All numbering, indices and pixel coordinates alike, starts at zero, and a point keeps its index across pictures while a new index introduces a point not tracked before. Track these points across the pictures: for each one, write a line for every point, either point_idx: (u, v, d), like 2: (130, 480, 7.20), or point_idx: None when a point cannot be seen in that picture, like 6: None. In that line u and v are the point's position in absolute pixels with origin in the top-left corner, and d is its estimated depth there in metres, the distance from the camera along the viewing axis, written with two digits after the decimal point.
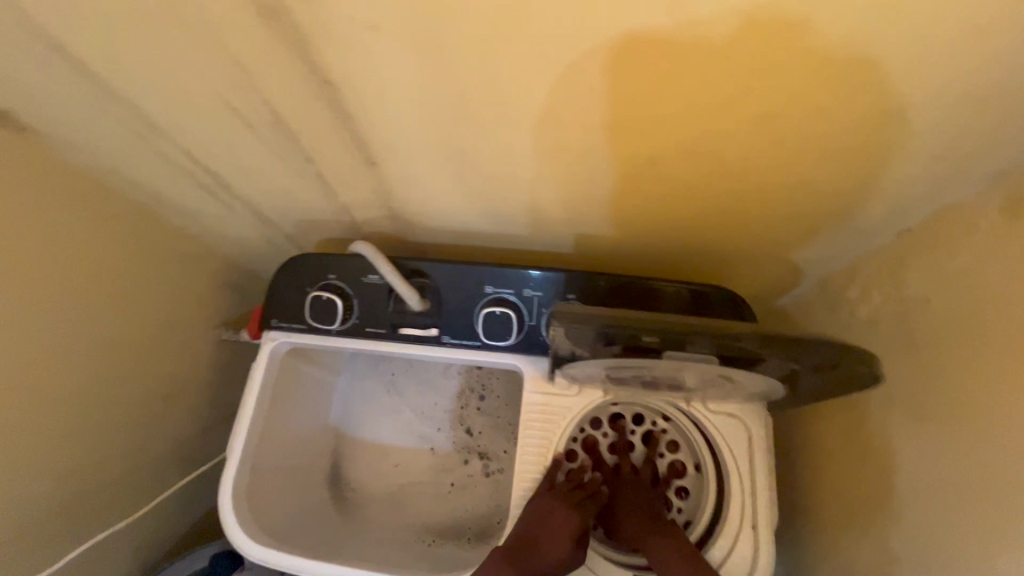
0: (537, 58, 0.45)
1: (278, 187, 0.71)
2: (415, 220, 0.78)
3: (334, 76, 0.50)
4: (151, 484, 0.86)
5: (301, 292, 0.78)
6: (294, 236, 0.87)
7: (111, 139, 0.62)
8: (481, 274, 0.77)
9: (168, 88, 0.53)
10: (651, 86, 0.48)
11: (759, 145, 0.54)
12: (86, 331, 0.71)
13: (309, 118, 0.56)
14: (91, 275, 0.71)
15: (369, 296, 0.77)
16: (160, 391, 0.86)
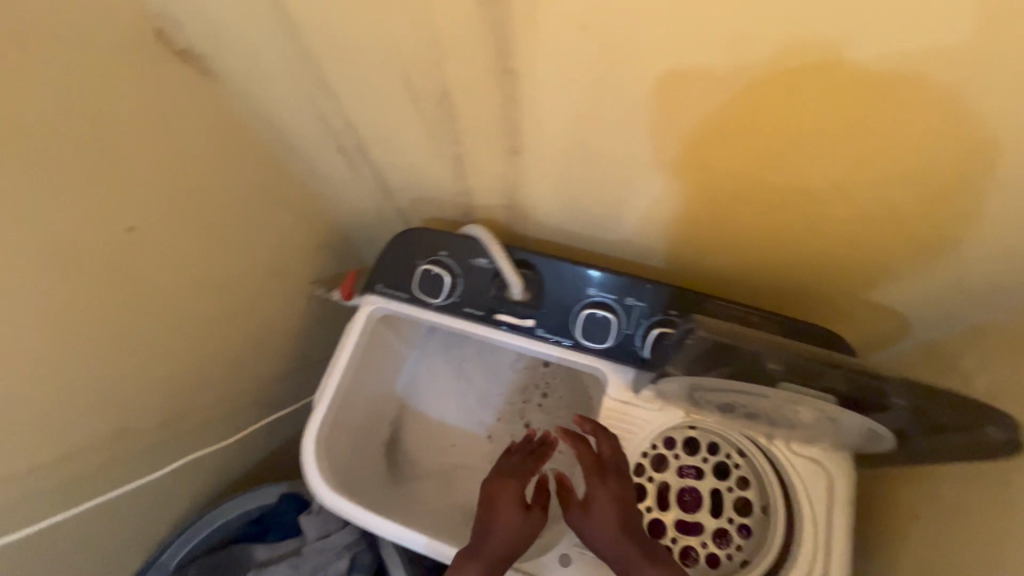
0: (699, 50, 0.43)
1: (401, 157, 0.74)
2: (515, 211, 0.78)
3: (488, 55, 0.50)
4: (225, 416, 0.93)
5: (408, 263, 0.81)
6: (395, 208, 0.91)
7: (273, 93, 0.67)
8: (586, 275, 0.76)
9: (326, 48, 0.56)
10: (810, 96, 0.45)
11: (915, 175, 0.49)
12: (209, 262, 0.78)
13: (452, 93, 0.56)
14: (225, 217, 0.77)
15: (473, 278, 0.78)
16: (254, 330, 0.93)
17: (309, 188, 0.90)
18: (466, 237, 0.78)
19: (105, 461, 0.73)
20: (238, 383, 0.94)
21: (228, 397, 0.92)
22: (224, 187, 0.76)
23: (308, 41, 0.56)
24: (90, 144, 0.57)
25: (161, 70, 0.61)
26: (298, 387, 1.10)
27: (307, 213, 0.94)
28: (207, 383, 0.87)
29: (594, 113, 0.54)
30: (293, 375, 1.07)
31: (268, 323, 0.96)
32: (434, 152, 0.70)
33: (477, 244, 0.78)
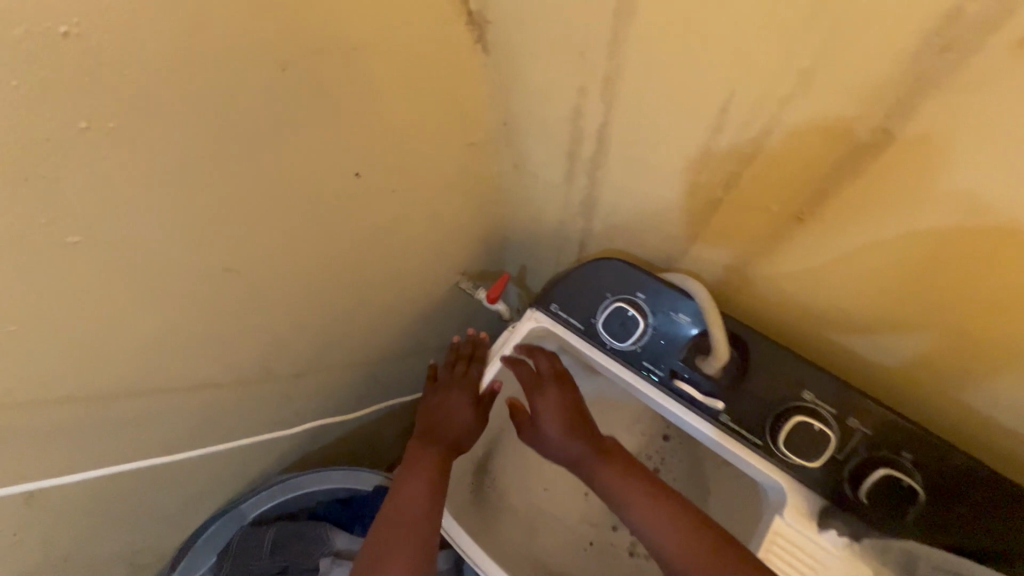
0: None
1: (638, 180, 0.66)
2: (735, 278, 0.69)
3: (864, 108, 0.42)
4: (340, 384, 0.87)
5: (596, 292, 0.72)
6: (584, 229, 0.84)
7: (535, 80, 0.62)
8: (805, 376, 0.64)
9: (647, 54, 0.50)
10: None
11: None
12: (396, 228, 0.74)
13: (769, 135, 0.49)
14: (424, 185, 0.73)
15: (667, 334, 0.69)
16: (395, 305, 0.87)
17: (502, 180, 0.85)
18: (679, 288, 0.68)
19: (235, 402, 0.68)
20: (361, 353, 0.89)
21: (350, 365, 0.87)
22: (438, 156, 0.71)
23: (633, 33, 0.49)
24: (366, 76, 0.52)
25: (449, 23, 0.57)
26: (406, 374, 1.04)
27: (487, 205, 0.89)
28: (340, 346, 0.82)
29: (955, 203, 0.44)
30: (406, 360, 1.02)
31: (408, 302, 0.90)
32: (688, 186, 0.61)
33: (687, 300, 0.68)
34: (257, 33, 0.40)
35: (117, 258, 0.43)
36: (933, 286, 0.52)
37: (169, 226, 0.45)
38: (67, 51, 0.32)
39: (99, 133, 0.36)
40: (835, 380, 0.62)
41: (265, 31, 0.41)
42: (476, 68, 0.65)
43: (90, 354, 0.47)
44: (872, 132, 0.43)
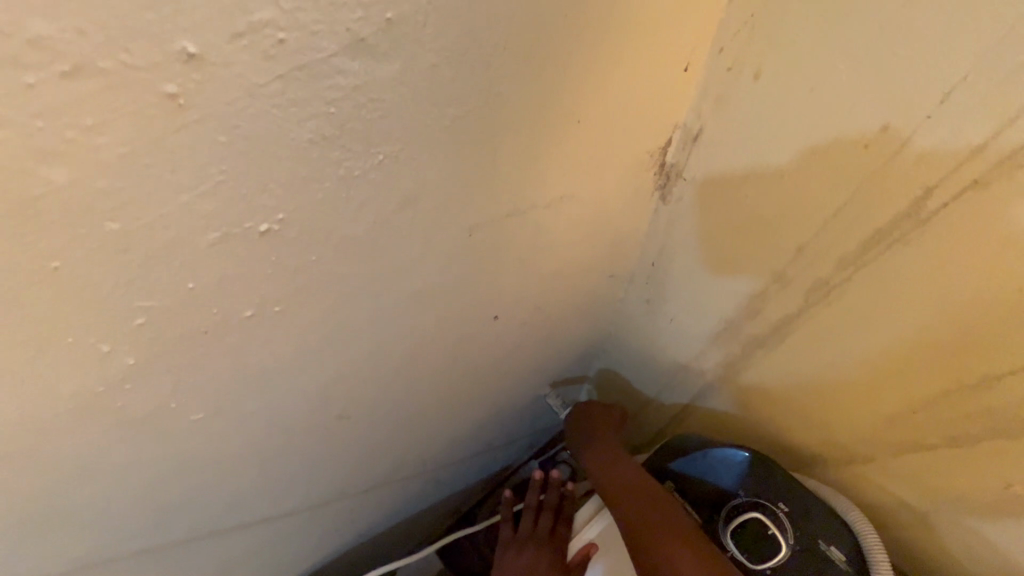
0: None
1: (812, 383, 0.55)
2: (906, 520, 0.56)
3: None
4: (392, 500, 0.77)
5: (723, 487, 0.62)
6: (705, 396, 0.72)
7: (716, 247, 0.53)
8: None
9: (904, 275, 0.40)
10: None
11: None
12: (503, 360, 0.65)
13: None
14: (544, 321, 0.64)
15: (816, 571, 0.55)
16: (473, 425, 0.77)
17: (620, 316, 0.75)
18: (835, 515, 0.57)
19: (285, 531, 0.58)
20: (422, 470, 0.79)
21: (409, 481, 0.78)
22: (571, 294, 0.62)
23: (892, 251, 0.39)
24: (542, 229, 0.45)
25: (639, 176, 0.49)
26: (460, 487, 0.93)
27: (595, 335, 0.79)
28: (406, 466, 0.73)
29: None
30: (465, 473, 0.91)
31: (482, 425, 0.81)
32: (886, 414, 0.50)
33: (845, 534, 0.56)
34: (460, 199, 0.34)
35: (236, 421, 0.36)
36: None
37: (300, 386, 0.38)
38: (262, 245, 0.25)
39: (260, 318, 0.29)
40: None
41: (476, 193, 0.34)
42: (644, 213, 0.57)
43: (172, 508, 0.40)
44: None
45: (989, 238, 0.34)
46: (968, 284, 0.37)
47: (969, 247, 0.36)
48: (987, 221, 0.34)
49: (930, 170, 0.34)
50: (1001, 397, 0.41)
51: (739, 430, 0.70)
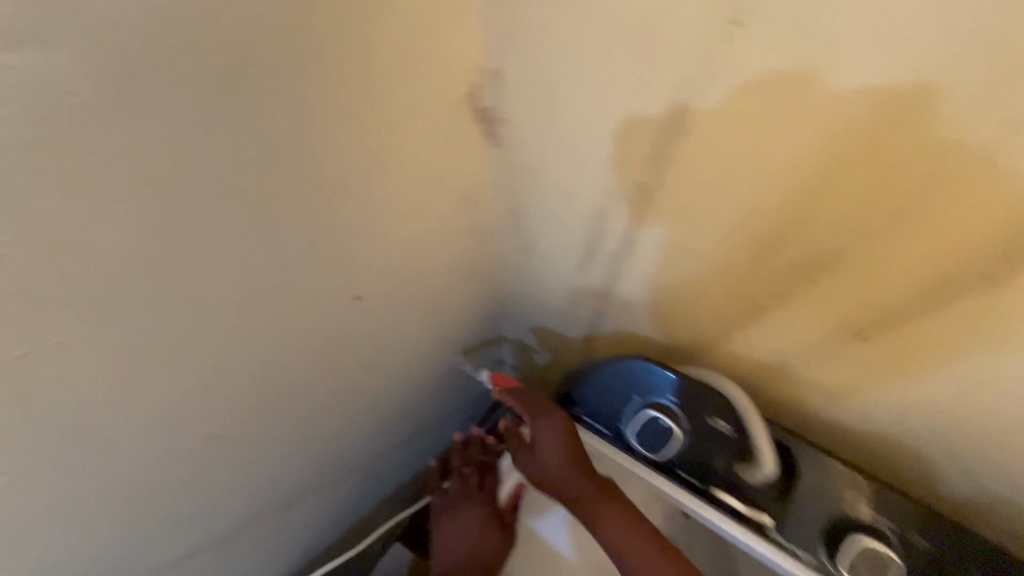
0: None
1: (670, 282, 0.60)
2: (777, 381, 0.63)
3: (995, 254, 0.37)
4: (329, 500, 0.78)
5: (621, 398, 0.67)
6: (602, 323, 0.77)
7: (555, 180, 0.56)
8: (856, 487, 0.59)
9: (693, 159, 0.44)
10: None
11: None
12: (394, 338, 0.66)
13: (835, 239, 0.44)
14: (424, 290, 0.65)
15: (707, 443, 0.63)
16: (391, 410, 0.78)
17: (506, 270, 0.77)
18: (715, 392, 0.63)
19: None
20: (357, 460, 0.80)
21: (347, 476, 0.79)
22: (442, 257, 0.64)
23: (684, 141, 0.44)
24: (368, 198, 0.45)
25: (460, 127, 0.50)
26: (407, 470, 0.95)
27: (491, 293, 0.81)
28: (334, 461, 0.73)
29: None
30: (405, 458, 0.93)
31: (405, 406, 0.82)
32: (728, 288, 0.56)
33: (723, 405, 0.62)
34: None
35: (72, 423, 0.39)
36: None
37: None
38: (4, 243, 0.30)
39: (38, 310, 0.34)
40: (891, 493, 0.58)
41: None
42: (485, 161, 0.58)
43: None
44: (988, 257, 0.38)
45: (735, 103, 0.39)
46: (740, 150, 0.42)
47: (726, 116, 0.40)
48: (741, 94, 0.38)
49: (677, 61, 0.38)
50: (799, 245, 0.47)
51: (634, 344, 0.76)
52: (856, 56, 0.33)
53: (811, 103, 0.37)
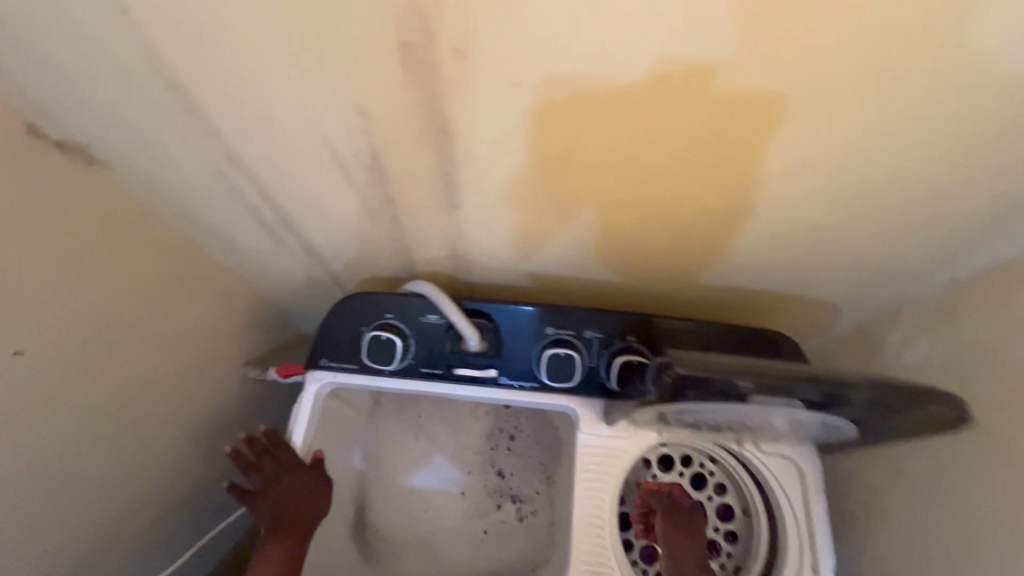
0: (612, 95, 0.44)
1: (331, 222, 0.68)
2: (462, 263, 0.76)
3: (452, 126, 0.48)
4: (164, 530, 0.83)
5: (354, 332, 0.75)
6: (337, 274, 0.85)
7: (173, 176, 0.61)
8: (542, 315, 0.74)
9: (232, 127, 0.52)
10: (723, 128, 0.46)
11: (830, 179, 0.52)
12: (125, 368, 0.70)
13: (372, 159, 0.54)
14: (128, 316, 0.69)
15: (428, 335, 0.74)
16: (182, 432, 0.83)
17: (228, 261, 0.82)
18: (416, 293, 0.74)
19: None
20: (182, 488, 0.86)
21: (172, 503, 0.84)
22: (133, 279, 0.68)
23: (213, 116, 0.50)
24: None
25: (33, 167, 0.54)
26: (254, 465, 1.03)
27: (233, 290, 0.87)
28: (144, 496, 0.78)
29: (518, 158, 0.53)
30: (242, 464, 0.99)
31: (199, 420, 0.86)
32: (364, 211, 0.65)
33: (426, 301, 0.74)
34: None
35: None
36: (586, 208, 0.61)
37: None
38: None
39: None
40: (566, 310, 0.74)
41: None
42: (106, 184, 0.62)
43: None
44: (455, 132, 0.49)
45: (203, 78, 0.46)
46: (246, 110, 0.49)
47: (211, 89, 0.47)
48: (198, 67, 0.45)
49: (136, 58, 0.45)
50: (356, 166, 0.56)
51: (369, 278, 0.85)
52: (236, 21, 0.40)
53: (248, 63, 0.44)
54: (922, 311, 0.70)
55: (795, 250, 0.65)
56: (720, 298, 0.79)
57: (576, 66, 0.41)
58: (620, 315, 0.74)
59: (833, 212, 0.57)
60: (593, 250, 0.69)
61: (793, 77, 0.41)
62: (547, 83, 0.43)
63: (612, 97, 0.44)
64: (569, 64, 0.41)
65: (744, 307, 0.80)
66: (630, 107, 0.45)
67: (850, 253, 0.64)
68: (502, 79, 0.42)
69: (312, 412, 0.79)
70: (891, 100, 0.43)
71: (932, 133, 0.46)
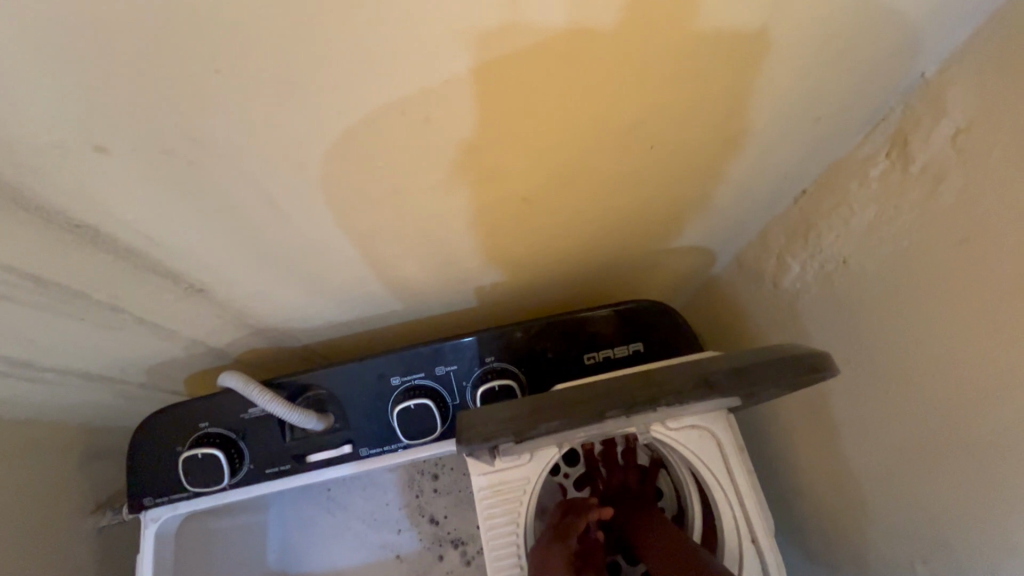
0: (262, 117, 0.32)
1: (77, 345, 0.54)
2: (273, 335, 0.63)
3: (90, 211, 0.35)
4: None
5: (172, 455, 0.62)
6: (147, 382, 0.70)
7: None
8: (383, 366, 0.62)
9: None
10: (522, 98, 0.37)
11: (662, 119, 0.43)
12: None
13: (35, 278, 0.40)
14: None
15: (260, 432, 0.62)
16: None
17: (1, 415, 0.66)
18: (229, 390, 0.61)
19: None
20: None
21: None
22: None
23: None
24: None
25: None
26: None
27: (30, 441, 0.71)
28: None
29: (222, 220, 0.40)
30: None
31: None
32: (104, 327, 0.51)
33: (242, 396, 0.61)
34: None
35: None
36: (359, 244, 0.49)
37: None
38: None
39: None
40: (411, 351, 0.62)
41: None
42: None
43: None
44: (104, 214, 0.36)
45: None
46: None
47: None
48: None
49: None
50: (27, 292, 0.42)
51: (189, 375, 0.71)
52: None
53: None
54: (784, 228, 0.62)
55: (621, 206, 0.55)
56: (583, 276, 0.69)
57: (149, 92, 0.29)
58: (484, 333, 0.63)
59: (628, 159, 0.47)
60: (408, 277, 0.57)
61: (524, 26, 0.31)
62: (152, 121, 0.30)
63: (247, 117, 0.32)
64: (132, 90, 0.28)
65: (610, 277, 0.71)
66: (286, 125, 0.33)
67: (679, 193, 0.55)
68: (87, 133, 0.30)
69: (159, 560, 0.65)
70: (649, 11, 0.33)
71: (689, 49, 0.37)
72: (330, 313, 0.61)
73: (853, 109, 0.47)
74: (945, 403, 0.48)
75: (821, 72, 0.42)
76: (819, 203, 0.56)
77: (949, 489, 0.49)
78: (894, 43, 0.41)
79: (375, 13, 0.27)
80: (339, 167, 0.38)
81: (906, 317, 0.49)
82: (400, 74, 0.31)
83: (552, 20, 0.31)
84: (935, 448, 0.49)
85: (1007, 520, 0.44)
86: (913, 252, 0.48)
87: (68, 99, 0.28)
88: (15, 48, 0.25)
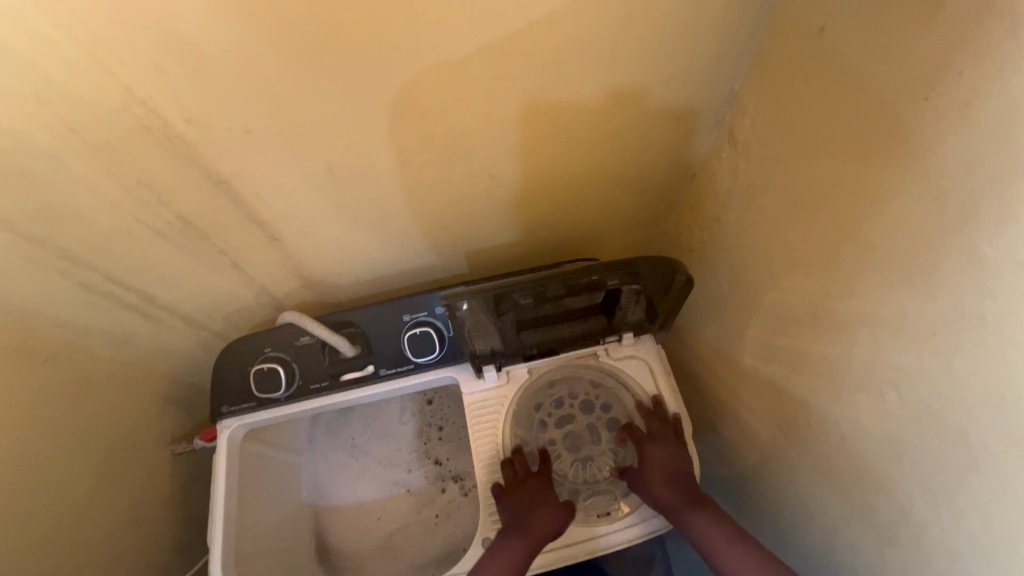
0: (333, 118, 0.58)
1: (192, 286, 0.79)
2: (323, 285, 0.88)
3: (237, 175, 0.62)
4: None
5: (244, 375, 0.85)
6: (224, 330, 0.95)
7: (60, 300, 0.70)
8: (396, 307, 0.85)
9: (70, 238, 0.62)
10: (482, 109, 0.62)
11: (575, 124, 0.69)
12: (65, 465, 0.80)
13: (195, 221, 0.66)
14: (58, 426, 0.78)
15: (306, 356, 0.85)
16: (136, 508, 0.92)
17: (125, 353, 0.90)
18: (284, 325, 0.84)
19: None
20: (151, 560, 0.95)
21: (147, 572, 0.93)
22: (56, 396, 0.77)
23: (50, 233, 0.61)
24: None
25: None
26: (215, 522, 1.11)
27: None
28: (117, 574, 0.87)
29: (305, 184, 0.67)
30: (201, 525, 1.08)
31: (137, 500, 0.92)
32: (215, 270, 0.76)
33: (293, 329, 0.84)
34: None
35: None
36: (391, 207, 0.75)
37: None
38: None
39: None
40: (416, 295, 0.85)
41: None
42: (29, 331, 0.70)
43: None
44: (241, 178, 0.63)
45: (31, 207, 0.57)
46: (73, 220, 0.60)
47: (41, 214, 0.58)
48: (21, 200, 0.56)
49: None
50: (184, 233, 0.68)
51: (256, 323, 0.95)
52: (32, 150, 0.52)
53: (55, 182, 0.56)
54: (689, 202, 0.87)
55: (566, 186, 0.80)
56: (547, 245, 0.93)
57: (275, 104, 0.55)
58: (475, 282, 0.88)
59: (560, 150, 0.73)
60: (417, 235, 0.82)
61: (477, 71, 0.57)
62: (276, 120, 0.57)
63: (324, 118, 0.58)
64: (266, 103, 0.55)
65: (570, 247, 0.95)
66: (348, 123, 0.59)
67: (605, 176, 0.80)
68: (240, 125, 0.56)
69: (230, 461, 0.87)
70: (549, 62, 0.59)
71: (580, 81, 0.62)
72: (366, 268, 0.86)
73: (706, 114, 0.72)
74: (780, 305, 0.71)
75: (673, 90, 0.67)
76: (704, 180, 0.81)
77: (791, 365, 0.71)
78: (713, 73, 0.66)
79: (396, 63, 0.54)
80: (377, 150, 0.64)
81: (756, 251, 0.73)
82: (412, 94, 0.58)
83: (491, 66, 0.57)
84: (781, 337, 0.72)
85: (817, 374, 0.66)
86: (751, 203, 0.71)
87: (237, 109, 0.55)
88: (221, 81, 0.52)
